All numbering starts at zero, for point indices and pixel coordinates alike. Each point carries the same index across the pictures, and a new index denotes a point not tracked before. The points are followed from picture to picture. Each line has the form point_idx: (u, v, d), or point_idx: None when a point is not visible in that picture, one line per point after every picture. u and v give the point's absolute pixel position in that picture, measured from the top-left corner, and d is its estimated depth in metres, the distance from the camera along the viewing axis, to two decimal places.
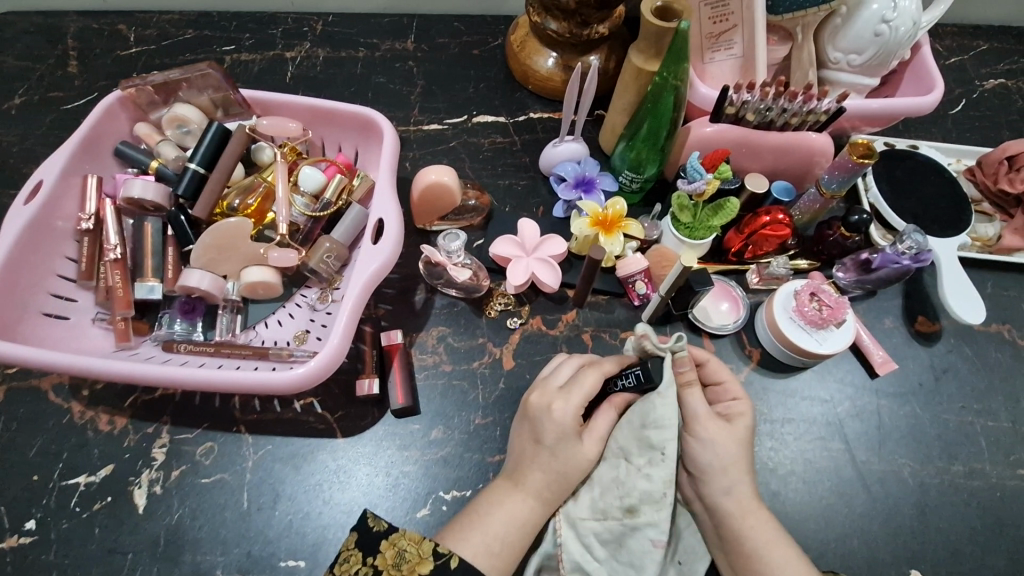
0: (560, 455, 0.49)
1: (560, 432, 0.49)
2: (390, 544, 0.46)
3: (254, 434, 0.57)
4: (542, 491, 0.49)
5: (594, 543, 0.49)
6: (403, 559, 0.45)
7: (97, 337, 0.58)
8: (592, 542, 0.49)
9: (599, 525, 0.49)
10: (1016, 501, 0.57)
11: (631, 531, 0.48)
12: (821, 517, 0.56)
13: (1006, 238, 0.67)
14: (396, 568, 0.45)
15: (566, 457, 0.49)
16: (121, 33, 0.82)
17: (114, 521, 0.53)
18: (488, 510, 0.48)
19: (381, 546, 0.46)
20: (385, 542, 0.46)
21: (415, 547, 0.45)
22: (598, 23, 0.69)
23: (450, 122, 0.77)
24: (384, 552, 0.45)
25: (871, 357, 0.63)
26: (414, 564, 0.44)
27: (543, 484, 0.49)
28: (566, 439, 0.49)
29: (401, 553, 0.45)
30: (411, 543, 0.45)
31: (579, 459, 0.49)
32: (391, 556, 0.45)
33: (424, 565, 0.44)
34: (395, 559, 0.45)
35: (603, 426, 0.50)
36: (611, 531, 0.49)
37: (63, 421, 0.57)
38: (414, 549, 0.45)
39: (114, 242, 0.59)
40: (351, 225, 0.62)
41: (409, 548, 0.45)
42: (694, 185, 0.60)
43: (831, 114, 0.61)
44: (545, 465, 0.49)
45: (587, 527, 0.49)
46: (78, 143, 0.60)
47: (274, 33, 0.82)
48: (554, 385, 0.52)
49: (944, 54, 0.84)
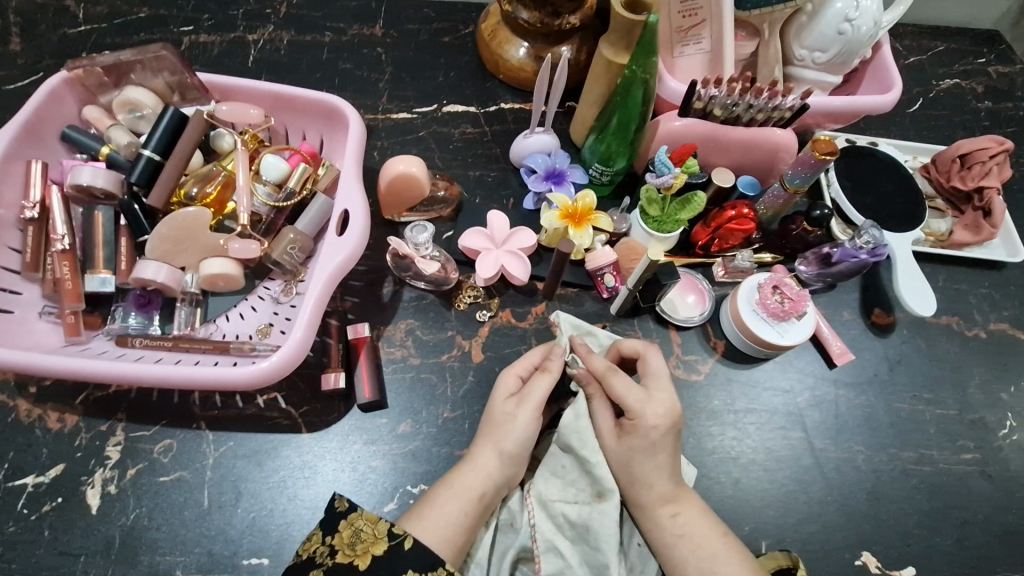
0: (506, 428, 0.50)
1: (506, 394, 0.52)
2: (348, 523, 0.45)
3: (215, 430, 0.56)
4: (486, 468, 0.49)
5: (564, 525, 0.50)
6: (359, 538, 0.44)
7: (45, 331, 0.55)
8: (563, 523, 0.50)
9: (571, 508, 0.50)
10: (960, 485, 0.60)
11: (598, 517, 0.49)
12: (780, 504, 0.58)
13: (957, 233, 0.70)
14: (352, 548, 0.43)
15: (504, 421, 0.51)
16: (69, 10, 0.77)
17: (66, 523, 0.51)
18: (435, 490, 0.48)
19: (341, 525, 0.45)
20: (344, 521, 0.45)
21: (373, 526, 0.44)
22: (570, 13, 0.68)
23: (419, 111, 0.75)
24: (344, 531, 0.44)
25: (830, 347, 0.65)
26: (370, 544, 0.43)
27: (490, 457, 0.49)
28: (501, 416, 0.51)
29: (358, 533, 0.44)
30: (368, 523, 0.44)
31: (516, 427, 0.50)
32: (348, 536, 0.44)
33: (380, 546, 0.43)
34: (350, 539, 0.44)
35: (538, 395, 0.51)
36: (579, 516, 0.49)
37: (9, 420, 0.55)
38: (370, 529, 0.44)
39: (62, 232, 0.56)
40: (316, 216, 0.60)
41: (365, 527, 0.44)
42: (662, 179, 0.60)
43: (795, 111, 0.62)
44: (489, 436, 0.50)
45: (558, 509, 0.50)
46: (21, 126, 0.56)
47: (235, 14, 0.79)
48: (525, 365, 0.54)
49: (903, 54, 0.87)
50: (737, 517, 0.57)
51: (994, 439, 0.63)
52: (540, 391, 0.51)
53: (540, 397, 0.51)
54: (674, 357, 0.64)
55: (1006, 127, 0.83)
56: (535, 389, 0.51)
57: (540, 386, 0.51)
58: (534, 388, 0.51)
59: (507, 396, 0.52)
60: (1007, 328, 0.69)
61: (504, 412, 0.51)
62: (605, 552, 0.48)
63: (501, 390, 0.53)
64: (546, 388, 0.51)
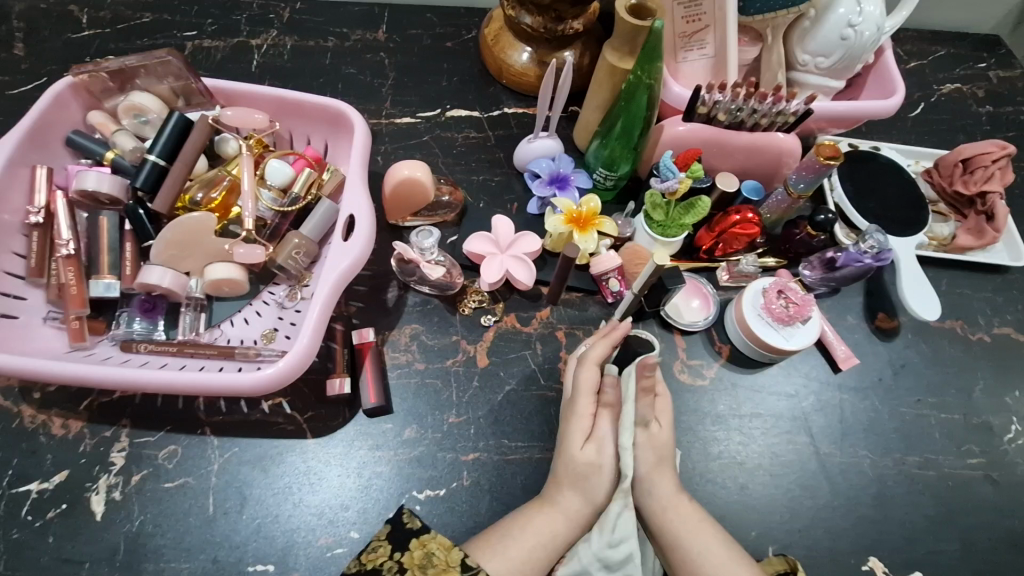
0: (583, 472, 0.50)
1: (579, 435, 0.51)
2: (420, 543, 0.47)
3: (219, 435, 0.56)
4: (575, 513, 0.50)
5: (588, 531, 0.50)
6: (431, 562, 0.46)
7: (49, 337, 0.55)
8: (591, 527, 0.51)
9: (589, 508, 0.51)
10: (966, 490, 0.60)
11: (621, 514, 0.49)
12: (786, 510, 0.58)
13: (960, 237, 0.70)
14: (423, 569, 0.46)
15: (569, 456, 0.51)
16: (72, 15, 0.77)
17: (70, 530, 0.51)
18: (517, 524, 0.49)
19: (411, 544, 0.47)
20: (416, 540, 0.48)
21: (445, 551, 0.47)
22: (573, 18, 0.68)
23: (422, 116, 0.75)
24: (414, 551, 0.47)
25: (834, 352, 0.65)
26: (441, 569, 0.46)
27: (576, 503, 0.50)
28: (583, 462, 0.50)
29: (430, 555, 0.47)
30: (441, 547, 0.47)
31: (588, 466, 0.50)
32: (419, 557, 0.47)
33: (451, 575, 0.45)
34: (422, 560, 0.47)
35: (607, 434, 0.51)
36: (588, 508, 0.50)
37: (13, 425, 0.54)
38: (442, 554, 0.46)
39: (66, 237, 0.56)
40: (321, 221, 0.60)
41: (438, 551, 0.47)
42: (667, 183, 0.61)
43: (800, 115, 0.63)
44: (575, 485, 0.50)
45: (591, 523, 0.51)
46: (27, 132, 0.57)
47: (238, 19, 0.79)
48: (583, 390, 0.53)
49: (904, 58, 0.87)
50: (743, 523, 0.57)
51: (999, 444, 0.63)
52: (610, 429, 0.52)
53: (609, 435, 0.52)
54: (679, 362, 0.64)
55: (1007, 131, 0.83)
56: (604, 429, 0.52)
57: (607, 425, 0.52)
58: (603, 430, 0.52)
59: (581, 438, 0.51)
60: (1010, 332, 0.69)
61: (586, 461, 0.50)
62: (629, 543, 0.49)
63: (576, 434, 0.51)
64: (612, 426, 0.52)
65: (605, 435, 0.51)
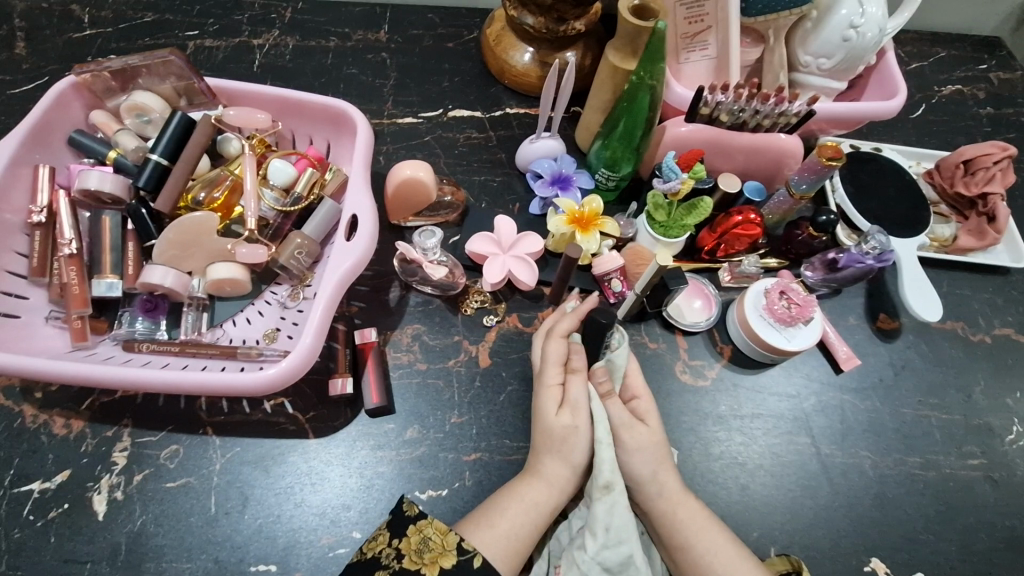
0: (562, 442, 0.50)
1: (555, 402, 0.51)
2: (417, 529, 0.47)
3: (222, 436, 0.56)
4: (557, 479, 0.50)
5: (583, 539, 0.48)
6: (427, 547, 0.46)
7: (51, 337, 0.55)
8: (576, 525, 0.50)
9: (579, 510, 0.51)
10: (967, 491, 0.60)
11: (613, 508, 0.48)
12: (787, 511, 0.58)
13: (962, 238, 0.70)
14: (418, 555, 0.45)
15: (546, 425, 0.51)
16: (74, 15, 0.77)
17: (72, 530, 0.51)
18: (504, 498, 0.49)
19: (408, 529, 0.47)
20: (412, 526, 0.47)
21: (440, 535, 0.46)
22: (575, 19, 0.69)
23: (424, 116, 0.75)
24: (411, 536, 0.46)
25: (836, 352, 0.65)
26: (436, 554, 0.45)
27: (559, 470, 0.50)
28: (558, 429, 0.50)
29: (426, 541, 0.46)
30: (437, 532, 0.46)
31: (565, 433, 0.50)
32: (415, 542, 0.46)
33: (447, 558, 0.45)
34: (418, 545, 0.46)
35: (580, 398, 0.51)
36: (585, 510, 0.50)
37: (15, 425, 0.54)
38: (439, 538, 0.46)
39: (69, 236, 0.56)
40: (323, 220, 0.60)
41: (433, 536, 0.46)
42: (670, 184, 0.61)
43: (802, 117, 0.63)
44: (553, 451, 0.50)
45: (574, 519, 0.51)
46: (30, 131, 0.56)
47: (240, 18, 0.79)
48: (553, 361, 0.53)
49: (905, 60, 0.87)
50: (744, 523, 0.57)
51: (999, 445, 0.63)
52: (582, 393, 0.51)
53: (581, 399, 0.51)
54: (681, 363, 0.64)
55: (1008, 133, 0.83)
56: (577, 394, 0.51)
57: (579, 391, 0.51)
58: (576, 395, 0.51)
59: (554, 403, 0.51)
60: (1010, 333, 0.69)
61: (562, 426, 0.50)
62: (627, 544, 0.48)
63: (548, 404, 0.51)
64: (584, 390, 0.51)
65: (579, 400, 0.51)
